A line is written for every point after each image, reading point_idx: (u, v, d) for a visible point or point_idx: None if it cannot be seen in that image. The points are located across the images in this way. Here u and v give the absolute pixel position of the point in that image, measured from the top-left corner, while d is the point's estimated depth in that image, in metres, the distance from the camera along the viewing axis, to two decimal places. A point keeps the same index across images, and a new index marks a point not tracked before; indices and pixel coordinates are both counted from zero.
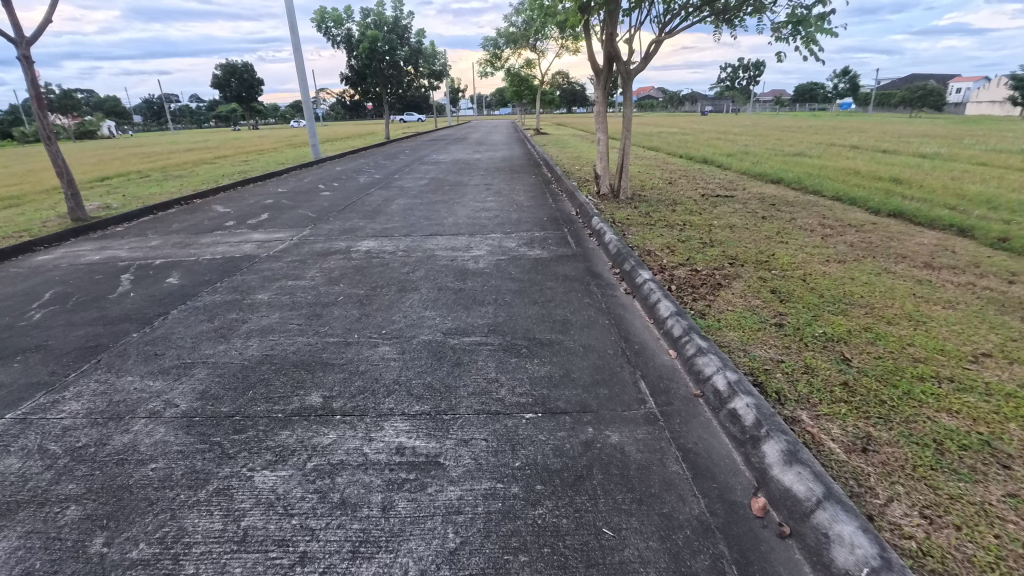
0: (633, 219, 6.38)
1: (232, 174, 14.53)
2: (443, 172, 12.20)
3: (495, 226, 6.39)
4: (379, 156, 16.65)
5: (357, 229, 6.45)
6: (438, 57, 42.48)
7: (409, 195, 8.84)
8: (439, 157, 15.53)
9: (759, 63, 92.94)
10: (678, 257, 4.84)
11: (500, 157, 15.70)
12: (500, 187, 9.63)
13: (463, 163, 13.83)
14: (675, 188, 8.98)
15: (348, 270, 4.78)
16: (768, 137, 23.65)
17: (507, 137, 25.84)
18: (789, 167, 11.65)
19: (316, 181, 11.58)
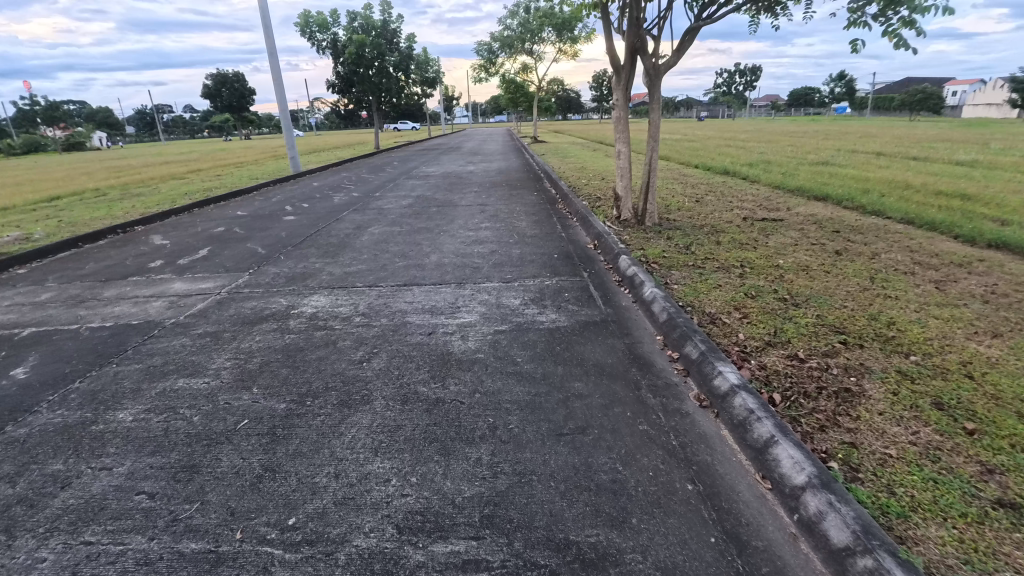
0: (673, 258, 4.82)
1: (197, 192, 12.97)
2: (430, 188, 10.66)
3: (491, 270, 4.82)
4: (362, 169, 15.10)
5: (309, 276, 4.89)
6: (431, 64, 41.09)
7: (386, 221, 7.28)
8: (429, 170, 14.01)
9: (756, 68, 92.30)
10: (760, 329, 3.30)
11: (495, 169, 14.20)
12: (495, 207, 8.08)
13: (454, 178, 12.28)
14: (707, 208, 7.43)
15: (272, 359, 3.20)
16: (780, 144, 22.34)
17: (503, 146, 24.44)
18: (827, 179, 10.19)
19: (283, 201, 10.02)
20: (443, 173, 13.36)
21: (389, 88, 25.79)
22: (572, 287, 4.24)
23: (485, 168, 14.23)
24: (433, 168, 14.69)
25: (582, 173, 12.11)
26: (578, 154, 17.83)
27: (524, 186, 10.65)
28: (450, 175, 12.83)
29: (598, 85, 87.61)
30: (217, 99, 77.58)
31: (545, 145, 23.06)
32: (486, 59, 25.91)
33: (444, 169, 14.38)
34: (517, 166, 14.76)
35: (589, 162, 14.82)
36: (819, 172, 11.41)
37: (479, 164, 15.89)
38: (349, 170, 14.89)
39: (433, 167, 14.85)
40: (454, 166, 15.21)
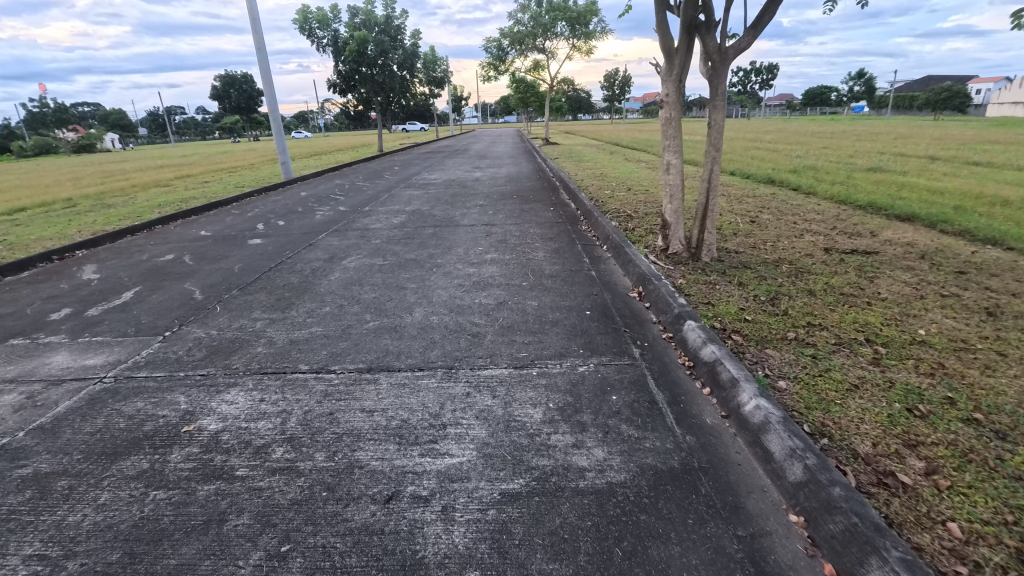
0: (764, 325, 3.32)
1: (172, 202, 11.62)
2: (428, 200, 9.17)
3: (496, 340, 3.31)
4: (357, 176, 13.68)
5: (240, 348, 3.45)
6: (439, 63, 39.74)
7: (368, 248, 5.81)
8: (430, 177, 12.56)
9: (771, 67, 90.00)
10: (980, 511, 1.84)
11: (504, 176, 12.70)
12: (503, 228, 6.55)
13: (458, 187, 10.79)
14: (772, 233, 5.88)
15: (96, 570, 1.76)
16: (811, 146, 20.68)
17: (512, 149, 22.95)
18: (896, 190, 8.61)
19: (258, 217, 8.60)
20: (446, 180, 11.90)
21: (393, 88, 24.41)
22: (621, 385, 2.73)
23: (492, 175, 12.75)
24: (435, 174, 13.23)
25: (602, 182, 10.57)
26: (595, 158, 16.28)
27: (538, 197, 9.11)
28: (453, 183, 11.36)
29: (610, 84, 85.80)
30: (225, 101, 77.01)
31: (557, 147, 21.52)
32: (496, 57, 24.45)
33: (447, 175, 12.91)
34: (528, 172, 13.26)
35: (608, 168, 13.27)
36: (881, 181, 9.76)
37: (486, 169, 14.40)
38: (342, 177, 13.46)
39: (436, 174, 13.40)
40: (458, 172, 13.73)
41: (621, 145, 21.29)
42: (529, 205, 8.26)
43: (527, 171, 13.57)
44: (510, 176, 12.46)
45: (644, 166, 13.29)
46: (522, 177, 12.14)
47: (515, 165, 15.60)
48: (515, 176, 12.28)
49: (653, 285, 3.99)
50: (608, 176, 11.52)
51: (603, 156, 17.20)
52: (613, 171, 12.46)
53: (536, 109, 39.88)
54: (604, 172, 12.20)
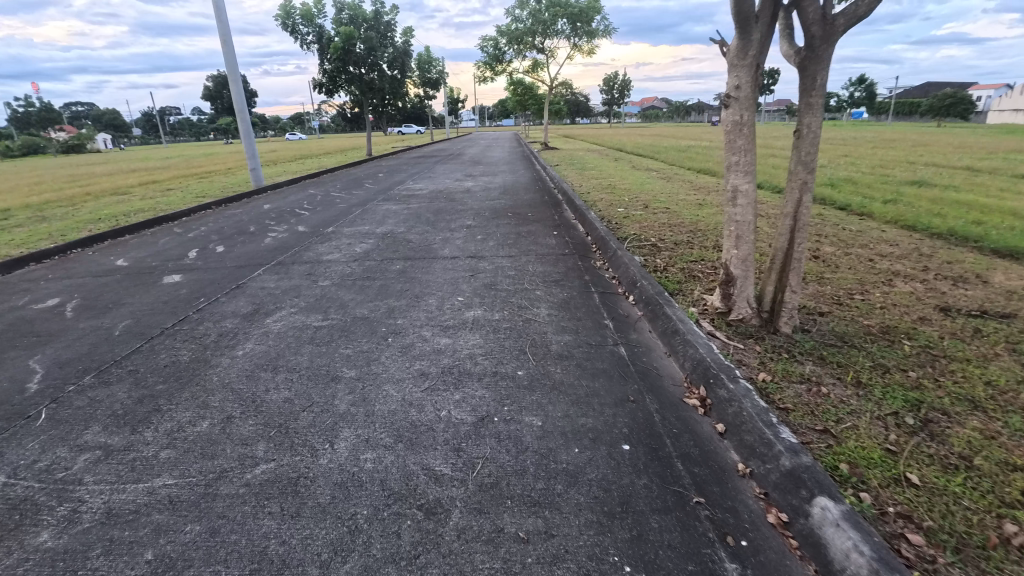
0: (949, 503, 1.85)
1: (115, 214, 10.03)
2: (406, 216, 7.62)
3: (464, 529, 1.80)
4: (334, 185, 12.11)
5: (10, 531, 1.92)
6: (434, 64, 38.27)
7: (310, 295, 4.28)
8: (415, 187, 11.02)
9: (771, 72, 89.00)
10: None
11: (499, 186, 11.18)
12: (494, 262, 5.01)
13: (445, 200, 9.24)
14: (852, 279, 4.38)
15: None
16: (829, 153, 19.28)
17: (509, 154, 21.47)
18: (965, 212, 7.20)
19: (197, 238, 7.05)
20: (432, 191, 10.35)
21: (383, 88, 22.89)
22: None
23: (485, 186, 11.19)
24: (421, 183, 11.68)
25: (613, 196, 9.04)
26: (600, 166, 14.79)
27: (538, 214, 7.55)
28: (440, 195, 9.81)
29: (609, 87, 84.59)
30: (218, 101, 75.32)
31: (557, 153, 20.02)
32: (492, 55, 22.97)
33: (435, 185, 11.39)
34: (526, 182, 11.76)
35: (618, 178, 11.77)
36: (940, 199, 8.34)
37: (480, 178, 12.88)
38: (317, 187, 11.91)
39: (422, 182, 11.85)
40: (448, 180, 12.21)
41: (625, 152, 19.80)
42: (527, 226, 6.70)
43: (525, 180, 12.04)
44: (506, 187, 10.95)
45: (657, 176, 11.80)
46: (519, 188, 10.62)
47: (512, 173, 14.06)
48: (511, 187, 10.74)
49: (727, 393, 2.48)
50: (619, 188, 10.00)
51: (609, 163, 15.70)
52: (624, 182, 10.97)
53: (535, 112, 38.45)
54: (614, 183, 10.68)
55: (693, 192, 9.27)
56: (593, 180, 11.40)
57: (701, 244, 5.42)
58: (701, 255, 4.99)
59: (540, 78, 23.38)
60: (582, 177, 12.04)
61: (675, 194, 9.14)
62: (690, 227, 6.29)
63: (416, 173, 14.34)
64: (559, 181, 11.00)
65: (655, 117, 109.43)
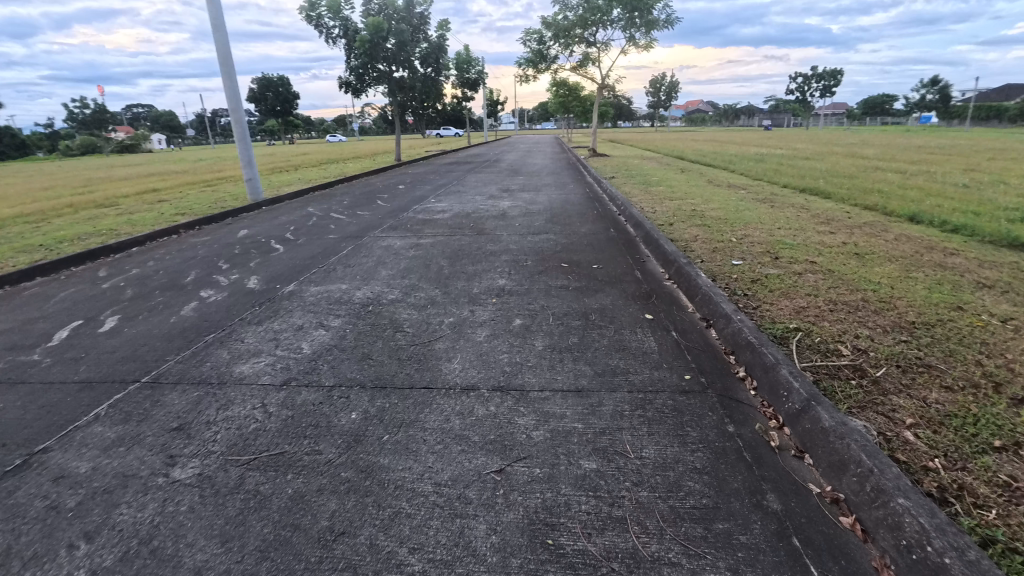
0: None
1: (64, 238, 8.03)
2: (410, 262, 5.15)
3: None
4: (339, 202, 9.81)
5: None
6: (473, 64, 35.96)
7: (124, 530, 1.85)
8: (436, 208, 8.56)
9: (833, 73, 82.87)
10: None
11: (543, 207, 8.60)
12: (546, 411, 2.44)
13: (470, 230, 6.69)
14: None
15: None
16: (945, 164, 15.75)
17: (552, 161, 18.85)
18: None
19: (104, 296, 4.79)
20: (456, 214, 7.84)
21: (414, 86, 20.62)
22: None
23: (526, 207, 8.61)
24: (444, 202, 9.20)
25: (712, 230, 6.28)
26: (667, 179, 11.91)
27: (608, 263, 4.91)
28: (464, 222, 7.28)
29: (655, 90, 80.63)
30: (262, 103, 75.73)
31: (608, 160, 17.28)
32: (536, 51, 20.46)
33: (463, 204, 8.94)
34: (578, 202, 9.15)
35: (698, 199, 8.97)
36: None
37: (518, 194, 10.37)
38: (318, 205, 9.63)
39: (447, 201, 9.36)
40: (477, 198, 9.74)
41: (688, 160, 16.83)
42: (595, 292, 4.09)
43: (576, 201, 9.40)
44: (552, 209, 8.37)
45: (752, 198, 8.92)
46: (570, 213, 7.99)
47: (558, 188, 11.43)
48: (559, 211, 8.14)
49: None
50: (711, 217, 7.21)
51: (676, 176, 12.82)
52: (712, 206, 8.16)
53: (579, 115, 35.53)
54: (698, 209, 7.87)
55: (826, 228, 6.38)
56: (667, 202, 8.64)
57: (961, 376, 2.73)
58: (996, 420, 2.33)
59: (590, 76, 20.64)
60: (649, 197, 9.26)
61: (801, 230, 6.29)
62: (893, 314, 3.55)
63: (442, 185, 11.90)
64: (625, 204, 8.29)
65: (703, 120, 104.20)
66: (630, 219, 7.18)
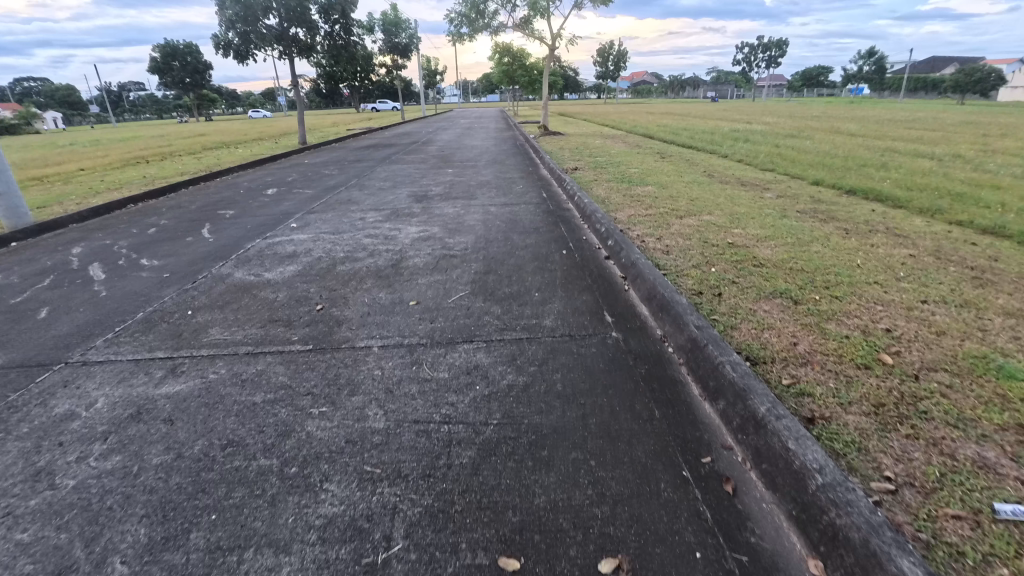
0: None
1: None
2: (13, 562, 1.58)
3: None
4: (136, 232, 5.83)
5: None
6: (400, 27, 30.94)
7: None
8: (284, 244, 4.83)
9: (776, 44, 82.70)
10: None
11: (474, 229, 5.01)
12: None
13: (311, 320, 3.13)
14: None
15: None
16: (951, 142, 13.54)
17: (497, 141, 15.25)
18: None
19: None
20: (310, 264, 4.18)
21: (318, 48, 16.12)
22: None
23: (444, 231, 5.00)
24: (310, 226, 5.46)
25: (811, 312, 3.05)
26: (653, 171, 8.55)
27: (636, 529, 1.59)
28: (312, 287, 3.65)
29: (603, 60, 77.62)
30: (164, 74, 65.82)
31: (564, 140, 13.88)
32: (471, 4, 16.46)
33: (338, 229, 5.24)
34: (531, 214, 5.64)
35: (715, 211, 5.70)
36: None
37: (437, 197, 6.70)
38: (96, 240, 5.63)
39: (315, 222, 5.59)
40: (371, 211, 6.02)
41: (661, 139, 13.76)
42: None
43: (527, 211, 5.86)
44: (489, 235, 4.81)
45: (798, 209, 5.74)
46: (518, 244, 4.49)
47: (501, 184, 7.84)
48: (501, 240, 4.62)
49: None
50: (773, 261, 3.96)
51: (659, 164, 9.49)
52: (754, 228, 4.93)
53: (524, 88, 31.52)
54: (738, 238, 4.57)
55: (1006, 296, 3.35)
56: (676, 219, 5.28)
57: None
58: None
59: (536, 36, 16.88)
60: (641, 207, 5.87)
61: (969, 303, 3.22)
62: None
63: (330, 187, 8.02)
64: (608, 224, 4.87)
65: (650, 93, 102.18)
66: (627, 264, 3.81)
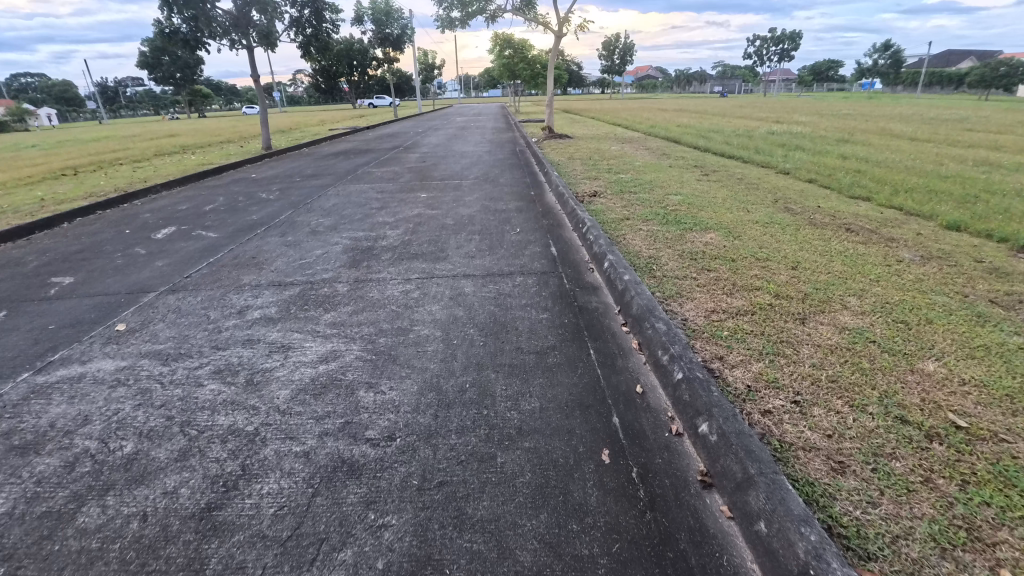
0: None
1: None
2: None
3: None
4: None
5: None
6: (392, 17, 28.43)
7: None
8: (54, 394, 2.49)
9: (789, 37, 79.71)
10: None
11: (421, 352, 2.63)
12: None
13: None
14: None
15: None
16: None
17: (495, 146, 12.88)
18: None
19: None
20: (30, 498, 1.85)
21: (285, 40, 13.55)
22: None
23: (365, 356, 2.63)
24: (145, 329, 3.13)
25: None
26: (702, 197, 6.12)
27: None
28: None
29: (609, 53, 74.85)
30: (153, 69, 62.98)
31: (575, 146, 11.48)
32: None
33: (182, 345, 2.89)
34: (531, 299, 3.23)
35: (852, 296, 3.28)
36: None
37: (385, 251, 4.30)
38: None
39: (159, 320, 3.24)
40: (267, 287, 3.65)
41: (692, 144, 11.37)
42: None
43: (522, 289, 3.44)
44: (445, 373, 2.42)
45: (988, 295, 3.34)
46: (500, 417, 2.10)
47: (487, 216, 5.42)
48: (467, 396, 2.24)
49: None
50: None
51: (703, 184, 7.04)
52: (961, 360, 2.56)
53: (527, 83, 29.05)
54: (959, 404, 2.21)
55: None
56: (797, 324, 2.88)
57: None
58: None
59: (540, 20, 14.42)
60: (720, 284, 3.44)
61: None
62: None
63: (245, 224, 5.64)
64: (683, 347, 2.45)
65: (657, 87, 99.09)
66: (779, 552, 1.46)
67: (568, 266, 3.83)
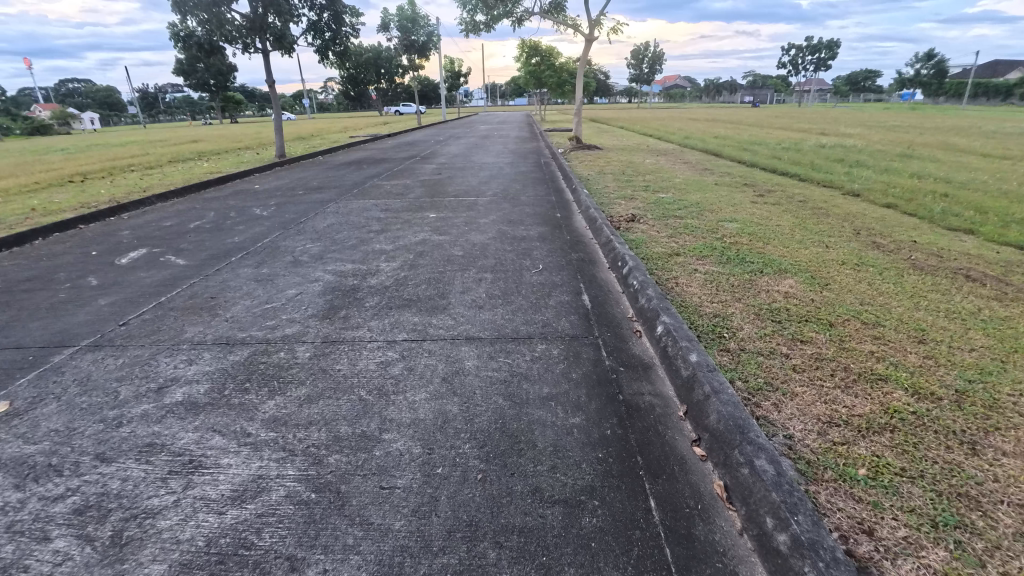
0: None
1: None
2: None
3: None
4: None
5: None
6: (418, 23, 28.00)
7: None
8: None
9: (825, 46, 77.24)
10: None
11: (386, 494, 1.69)
12: None
13: None
14: None
15: None
16: None
17: (517, 157, 12.02)
18: None
19: None
20: None
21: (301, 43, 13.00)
22: None
23: (299, 496, 1.71)
24: (27, 415, 2.28)
25: None
26: (763, 225, 5.08)
27: None
28: None
29: (637, 62, 73.77)
30: (188, 76, 64.64)
31: (605, 158, 10.52)
32: None
33: (56, 451, 2.02)
34: (556, 387, 2.26)
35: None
36: None
37: (372, 295, 3.40)
38: None
39: (51, 397, 2.40)
40: (210, 347, 2.78)
41: (736, 158, 10.29)
42: None
43: (543, 366, 2.48)
44: (415, 550, 1.48)
45: None
46: None
47: (504, 246, 4.50)
48: None
49: None
50: None
51: (760, 207, 5.99)
52: None
53: (553, 91, 28.26)
54: None
55: None
56: (970, 457, 1.87)
57: None
58: None
59: (569, 23, 13.54)
60: (825, 369, 2.43)
61: None
62: None
63: (223, 248, 4.85)
64: (813, 521, 1.46)
65: (687, 97, 97.23)
66: None
67: (606, 327, 2.85)
